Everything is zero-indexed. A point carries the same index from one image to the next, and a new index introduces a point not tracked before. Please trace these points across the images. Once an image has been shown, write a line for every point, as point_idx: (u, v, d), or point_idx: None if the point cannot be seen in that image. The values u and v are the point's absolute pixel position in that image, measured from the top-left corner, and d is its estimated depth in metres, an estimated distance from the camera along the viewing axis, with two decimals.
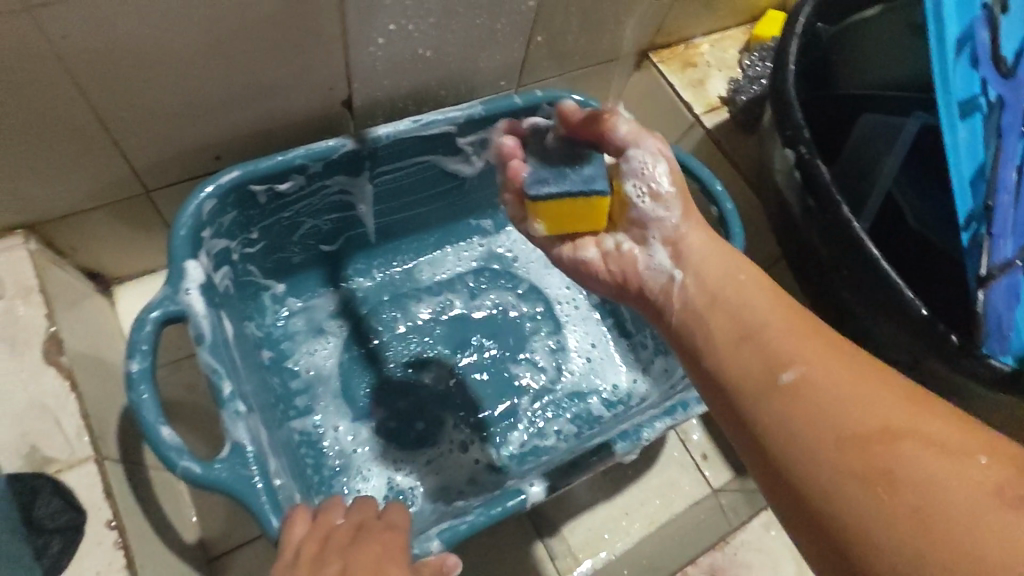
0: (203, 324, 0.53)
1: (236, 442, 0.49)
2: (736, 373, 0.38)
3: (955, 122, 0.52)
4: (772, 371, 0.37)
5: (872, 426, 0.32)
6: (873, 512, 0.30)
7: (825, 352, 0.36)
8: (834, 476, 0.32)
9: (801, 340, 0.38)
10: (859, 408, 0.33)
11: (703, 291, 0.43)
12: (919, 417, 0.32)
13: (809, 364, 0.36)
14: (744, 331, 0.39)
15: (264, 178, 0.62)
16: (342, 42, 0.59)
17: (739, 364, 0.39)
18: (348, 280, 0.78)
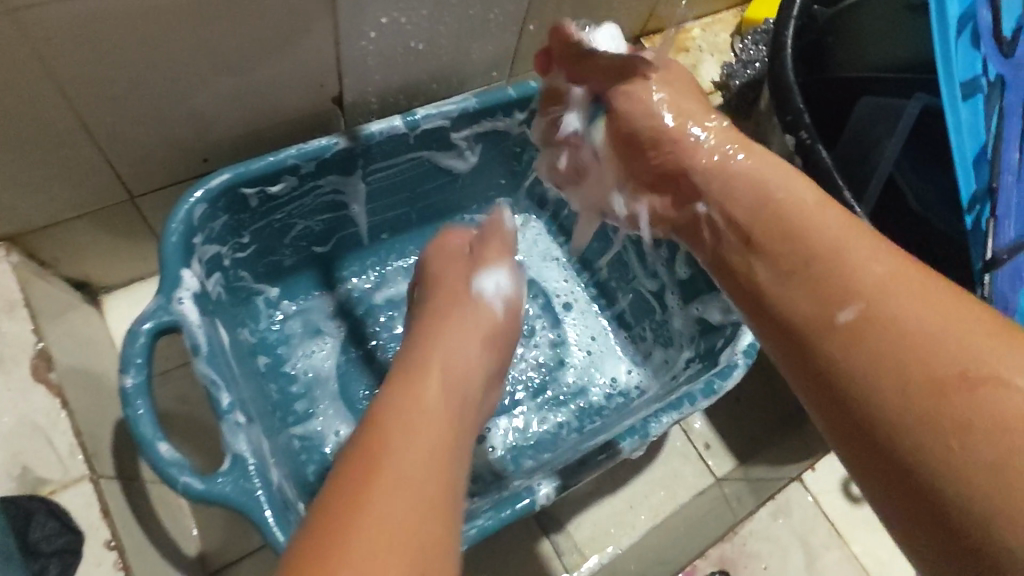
0: (198, 335, 0.51)
1: (237, 454, 0.47)
2: (794, 313, 0.39)
3: (957, 103, 0.52)
4: (828, 309, 0.37)
5: (938, 357, 0.32)
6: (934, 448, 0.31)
7: (892, 278, 0.36)
8: (892, 416, 0.32)
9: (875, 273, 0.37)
10: (928, 339, 0.33)
11: (757, 235, 0.43)
12: (991, 346, 0.31)
13: (873, 292, 0.36)
14: (800, 267, 0.40)
15: (256, 180, 0.59)
16: (332, 37, 0.57)
17: (798, 304, 0.39)
18: (342, 282, 0.77)
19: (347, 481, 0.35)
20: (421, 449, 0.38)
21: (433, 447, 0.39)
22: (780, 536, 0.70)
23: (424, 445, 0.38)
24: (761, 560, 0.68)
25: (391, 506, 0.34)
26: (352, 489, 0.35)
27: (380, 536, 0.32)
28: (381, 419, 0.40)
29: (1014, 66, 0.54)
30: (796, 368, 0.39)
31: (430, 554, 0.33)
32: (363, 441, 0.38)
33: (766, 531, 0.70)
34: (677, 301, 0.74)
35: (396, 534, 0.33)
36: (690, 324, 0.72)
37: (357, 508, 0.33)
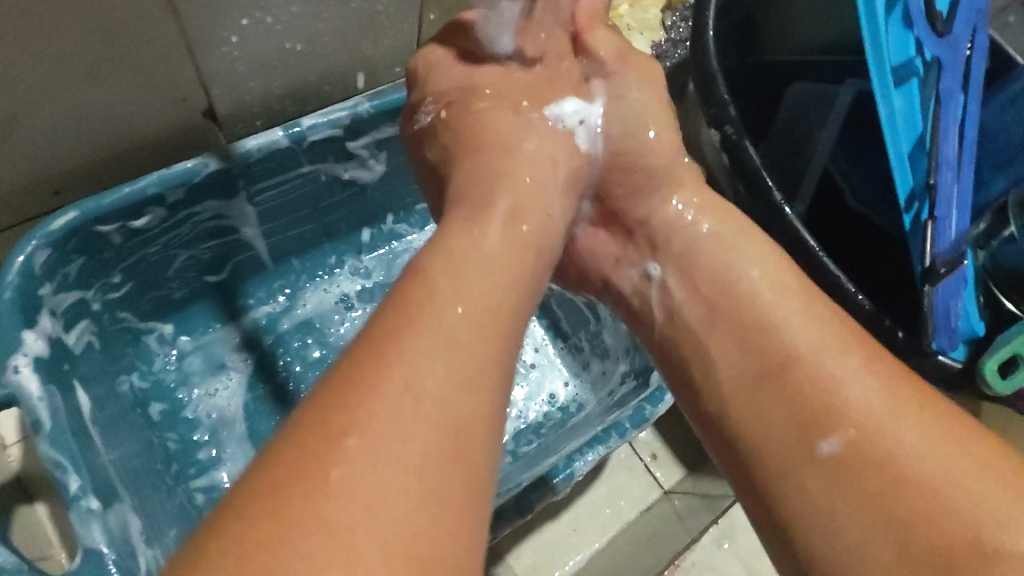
0: (39, 409, 0.43)
1: (91, 549, 0.40)
2: (750, 417, 0.37)
3: (890, 92, 0.47)
4: (805, 435, 0.34)
5: (912, 489, 0.31)
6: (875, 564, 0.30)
7: (882, 401, 0.34)
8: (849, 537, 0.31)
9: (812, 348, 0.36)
10: (905, 469, 0.31)
11: (730, 330, 0.40)
12: (969, 483, 0.30)
13: (853, 423, 0.33)
14: (762, 376, 0.37)
15: (113, 215, 0.52)
16: (183, 43, 0.49)
17: (760, 415, 0.36)
18: (247, 309, 0.69)
19: (311, 437, 0.27)
20: (411, 381, 0.30)
21: (433, 379, 0.30)
22: (725, 562, 0.69)
23: (412, 376, 0.30)
24: None
25: (369, 462, 0.27)
26: (319, 444, 0.27)
27: (357, 505, 0.25)
28: (365, 355, 0.31)
29: (952, 45, 0.48)
30: (724, 451, 0.38)
31: (418, 499, 0.26)
32: (341, 379, 0.30)
33: (711, 558, 0.69)
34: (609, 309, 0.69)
35: (377, 505, 0.26)
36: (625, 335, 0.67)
37: (318, 472, 0.26)
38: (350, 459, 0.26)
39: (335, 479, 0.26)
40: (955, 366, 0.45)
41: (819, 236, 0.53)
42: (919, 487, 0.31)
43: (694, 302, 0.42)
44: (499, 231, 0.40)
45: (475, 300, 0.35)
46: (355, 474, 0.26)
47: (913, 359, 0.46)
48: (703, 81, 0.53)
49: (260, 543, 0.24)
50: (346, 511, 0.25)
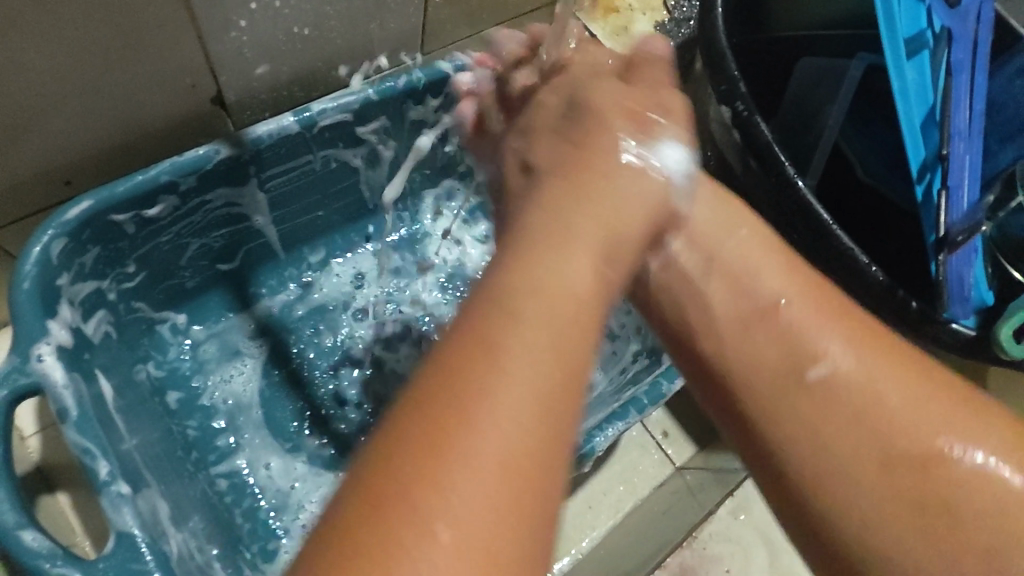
0: (65, 396, 0.44)
1: (123, 531, 0.41)
2: (743, 360, 0.37)
3: (902, 65, 0.47)
4: (797, 366, 0.35)
5: (933, 468, 0.31)
6: (879, 512, 0.31)
7: (861, 355, 0.34)
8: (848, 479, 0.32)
9: (814, 316, 0.36)
10: (887, 414, 0.33)
11: (715, 266, 0.40)
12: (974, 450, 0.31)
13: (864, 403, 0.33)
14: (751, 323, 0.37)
15: (127, 204, 0.52)
16: (193, 29, 0.48)
17: (754, 365, 0.36)
18: (257, 298, 0.69)
19: (416, 445, 0.24)
20: (524, 380, 0.26)
21: (541, 375, 0.26)
22: (744, 533, 0.70)
23: (524, 367, 0.26)
24: (722, 562, 0.69)
25: (481, 471, 0.24)
26: (431, 459, 0.23)
27: (458, 525, 0.23)
28: (468, 341, 0.27)
29: (962, 16, 0.48)
30: (716, 407, 0.37)
31: (513, 518, 0.23)
32: (451, 376, 0.26)
33: (729, 529, 0.70)
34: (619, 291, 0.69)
35: (483, 521, 0.23)
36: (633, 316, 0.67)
37: (433, 483, 0.23)
38: (462, 475, 0.23)
39: (454, 501, 0.23)
40: (967, 334, 0.46)
41: (830, 210, 0.53)
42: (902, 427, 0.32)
43: (688, 252, 0.40)
44: (589, 262, 0.31)
45: (557, 312, 0.28)
46: (479, 489, 0.23)
47: (925, 328, 0.47)
48: (714, 58, 0.53)
49: (368, 566, 0.22)
50: (460, 536, 0.22)
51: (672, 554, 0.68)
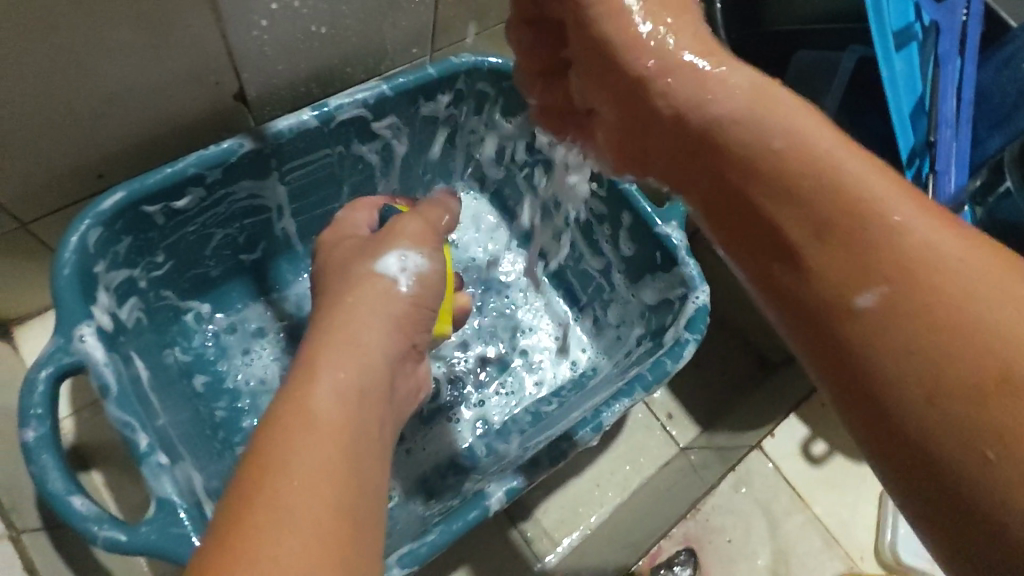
0: (105, 373, 0.47)
1: (162, 498, 0.44)
2: (757, 267, 0.33)
3: (892, 56, 0.49)
4: (840, 295, 0.28)
5: (945, 281, 0.26)
6: (903, 352, 0.26)
7: (890, 192, 0.29)
8: (887, 372, 0.26)
9: (832, 153, 0.30)
10: (942, 276, 0.26)
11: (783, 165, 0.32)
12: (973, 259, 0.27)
13: (878, 227, 0.28)
14: (818, 216, 0.29)
15: (158, 196, 0.55)
16: (218, 27, 0.51)
17: (829, 272, 0.29)
18: (277, 289, 0.72)
19: (244, 493, 0.28)
20: (317, 436, 0.32)
21: (333, 437, 0.32)
22: (743, 507, 0.72)
23: (327, 409, 0.33)
24: (723, 533, 0.71)
25: (300, 495, 0.28)
26: (252, 491, 0.28)
27: (288, 533, 0.27)
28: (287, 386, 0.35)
29: (948, 10, 0.51)
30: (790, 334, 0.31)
31: (344, 519, 0.29)
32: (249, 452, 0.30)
33: (729, 503, 0.72)
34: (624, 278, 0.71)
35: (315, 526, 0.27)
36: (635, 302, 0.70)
37: (268, 502, 0.28)
38: (302, 492, 0.28)
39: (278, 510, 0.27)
40: None
41: None
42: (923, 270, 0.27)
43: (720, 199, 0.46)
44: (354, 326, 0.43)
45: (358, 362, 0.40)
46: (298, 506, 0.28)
47: None
48: None
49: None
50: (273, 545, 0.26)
51: (677, 525, 0.71)
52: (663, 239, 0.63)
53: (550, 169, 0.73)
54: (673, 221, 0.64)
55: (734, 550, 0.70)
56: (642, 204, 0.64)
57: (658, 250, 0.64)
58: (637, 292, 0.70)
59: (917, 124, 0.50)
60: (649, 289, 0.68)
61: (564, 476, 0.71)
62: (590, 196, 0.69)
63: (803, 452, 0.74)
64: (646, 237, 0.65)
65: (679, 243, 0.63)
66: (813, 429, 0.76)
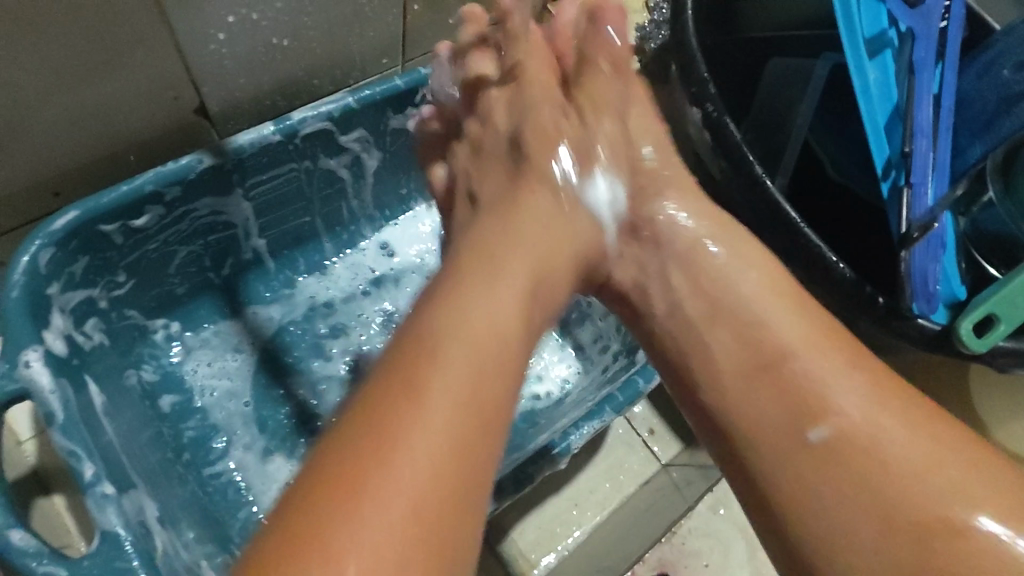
0: (52, 401, 0.46)
1: (107, 531, 0.43)
2: (762, 423, 0.37)
3: (864, 64, 0.47)
4: (848, 492, 0.33)
5: (900, 470, 0.33)
6: (859, 534, 0.32)
7: (869, 399, 0.35)
8: (852, 548, 0.32)
9: (865, 395, 0.35)
10: (925, 477, 0.32)
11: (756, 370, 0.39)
12: (936, 458, 0.33)
13: (889, 475, 0.33)
14: (825, 425, 0.35)
15: (113, 215, 0.54)
16: (172, 42, 0.50)
17: (808, 461, 0.35)
18: (246, 308, 0.71)
19: (341, 468, 0.28)
20: (422, 438, 0.29)
21: (457, 392, 0.32)
22: (723, 528, 0.70)
23: (441, 398, 0.31)
24: (701, 557, 0.69)
25: (399, 473, 0.28)
26: (368, 449, 0.29)
27: (377, 514, 0.27)
28: (409, 356, 0.33)
29: (923, 15, 0.49)
30: (743, 488, 0.37)
31: (421, 556, 0.27)
32: (344, 444, 0.29)
33: (708, 522, 0.70)
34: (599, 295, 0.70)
35: (394, 508, 0.27)
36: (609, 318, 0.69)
37: (353, 509, 0.27)
38: (414, 442, 0.29)
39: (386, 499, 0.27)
40: (932, 329, 0.46)
41: (802, 208, 0.54)
42: (917, 482, 0.32)
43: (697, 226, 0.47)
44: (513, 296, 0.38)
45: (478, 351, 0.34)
46: (396, 476, 0.28)
47: (893, 323, 0.47)
48: (684, 61, 0.54)
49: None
50: (336, 538, 0.26)
51: (652, 548, 0.69)
52: None
53: None
54: None
55: (712, 575, 0.68)
56: None
57: None
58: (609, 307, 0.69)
59: (892, 134, 0.48)
60: None
61: (540, 496, 0.69)
62: None
63: None
64: None
65: None
66: None
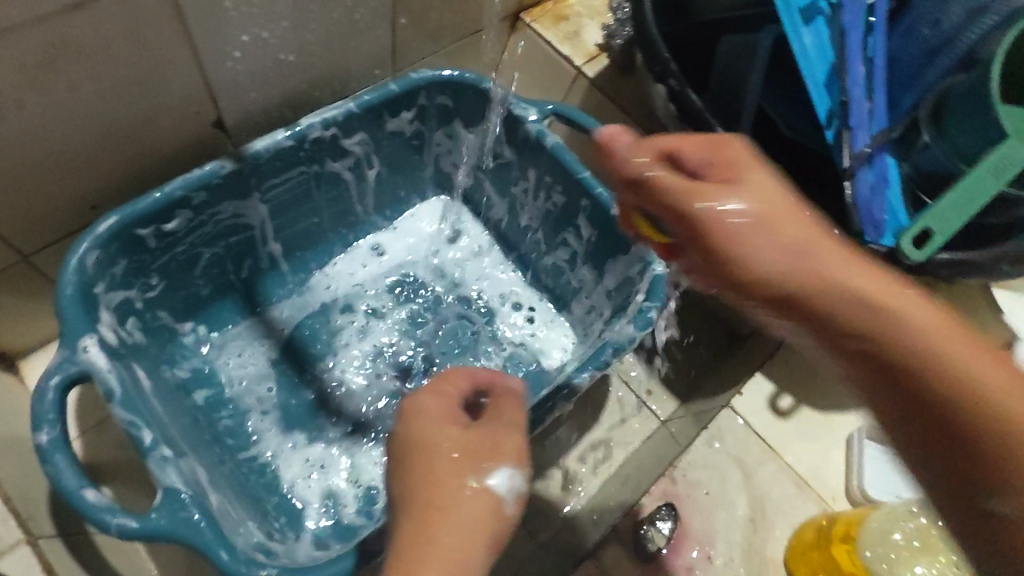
0: (109, 380, 0.51)
1: (169, 487, 0.48)
2: (919, 342, 0.32)
3: (801, 30, 0.55)
4: (941, 410, 0.31)
5: (985, 385, 0.31)
6: (1001, 424, 0.30)
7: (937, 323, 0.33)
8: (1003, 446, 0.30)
9: (936, 327, 0.32)
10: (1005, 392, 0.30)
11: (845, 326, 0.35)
12: (1010, 377, 0.31)
13: (974, 391, 0.31)
14: (907, 361, 0.32)
15: (149, 219, 0.59)
16: (195, 63, 0.57)
17: (916, 401, 0.32)
18: (266, 307, 0.77)
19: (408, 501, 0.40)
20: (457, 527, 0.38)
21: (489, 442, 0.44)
22: None
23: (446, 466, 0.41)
24: None
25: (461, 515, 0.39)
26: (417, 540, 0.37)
27: (460, 544, 0.37)
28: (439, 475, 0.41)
29: None
30: (901, 424, 0.33)
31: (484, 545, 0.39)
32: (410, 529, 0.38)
33: None
34: (588, 270, 0.76)
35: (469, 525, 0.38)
36: (597, 289, 0.76)
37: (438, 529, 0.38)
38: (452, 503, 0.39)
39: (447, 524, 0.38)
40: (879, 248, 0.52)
41: (763, 164, 0.61)
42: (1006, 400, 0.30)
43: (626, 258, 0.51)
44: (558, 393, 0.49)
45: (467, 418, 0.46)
46: (462, 498, 0.39)
47: None
48: (647, 44, 0.62)
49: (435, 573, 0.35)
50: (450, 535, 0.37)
51: None
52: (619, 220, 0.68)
53: (513, 170, 0.78)
54: None
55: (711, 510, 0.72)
56: (597, 191, 0.69)
57: (615, 232, 0.70)
58: (597, 279, 0.75)
59: (832, 87, 0.55)
60: (610, 274, 0.73)
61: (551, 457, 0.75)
62: (548, 192, 0.75)
63: (769, 406, 0.69)
64: (604, 219, 0.70)
65: None
66: (778, 383, 0.70)
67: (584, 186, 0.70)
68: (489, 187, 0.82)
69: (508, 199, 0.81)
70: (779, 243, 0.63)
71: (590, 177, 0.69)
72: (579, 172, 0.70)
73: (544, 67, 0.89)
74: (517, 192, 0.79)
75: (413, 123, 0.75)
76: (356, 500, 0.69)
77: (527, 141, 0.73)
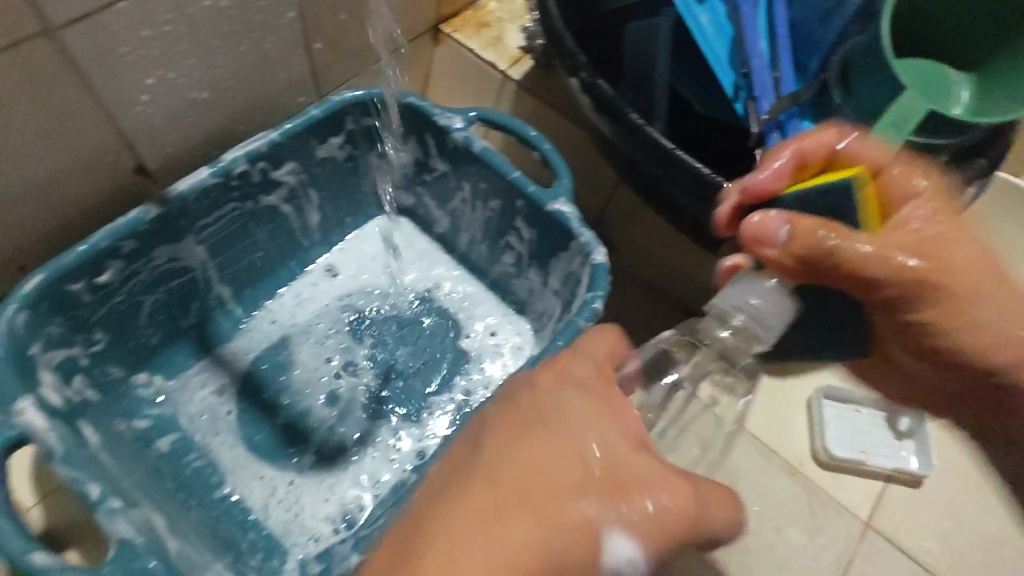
0: (50, 440, 0.50)
1: (120, 540, 0.47)
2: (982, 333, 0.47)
3: (695, 10, 0.57)
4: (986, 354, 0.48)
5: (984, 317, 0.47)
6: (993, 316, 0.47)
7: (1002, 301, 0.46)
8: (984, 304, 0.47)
9: (988, 290, 0.46)
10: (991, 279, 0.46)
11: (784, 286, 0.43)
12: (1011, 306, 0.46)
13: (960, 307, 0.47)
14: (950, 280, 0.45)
15: (77, 273, 0.59)
16: (102, 111, 0.56)
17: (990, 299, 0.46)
18: (218, 346, 0.76)
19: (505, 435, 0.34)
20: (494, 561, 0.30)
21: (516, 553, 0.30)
22: None
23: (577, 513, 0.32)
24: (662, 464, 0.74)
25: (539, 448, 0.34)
26: None
27: (532, 467, 0.33)
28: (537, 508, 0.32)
29: None
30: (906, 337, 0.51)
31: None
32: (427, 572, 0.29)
33: None
34: (535, 270, 0.77)
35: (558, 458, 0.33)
36: (547, 287, 0.76)
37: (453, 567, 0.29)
38: (475, 498, 0.31)
39: (447, 534, 0.30)
40: None
41: (682, 144, 0.62)
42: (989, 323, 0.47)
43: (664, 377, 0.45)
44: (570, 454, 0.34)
45: (544, 520, 0.31)
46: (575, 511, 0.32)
47: None
48: (555, 40, 0.63)
49: None
50: (514, 480, 0.32)
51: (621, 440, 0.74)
52: (556, 215, 0.69)
53: (450, 182, 0.78)
54: (560, 196, 0.68)
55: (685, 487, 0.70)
56: (530, 190, 0.70)
57: (554, 227, 0.70)
58: (545, 278, 0.76)
59: (733, 61, 0.57)
60: (555, 270, 0.74)
61: None
62: (486, 198, 0.75)
63: None
64: (541, 217, 0.70)
65: (571, 216, 0.68)
66: None
67: (516, 186, 0.70)
68: (429, 202, 0.83)
69: (449, 212, 0.82)
70: (713, 219, 0.63)
71: (520, 176, 0.70)
72: (510, 174, 0.70)
73: (472, 76, 0.90)
74: (457, 204, 0.80)
75: (344, 147, 0.75)
76: (342, 528, 0.68)
77: (457, 149, 0.73)
